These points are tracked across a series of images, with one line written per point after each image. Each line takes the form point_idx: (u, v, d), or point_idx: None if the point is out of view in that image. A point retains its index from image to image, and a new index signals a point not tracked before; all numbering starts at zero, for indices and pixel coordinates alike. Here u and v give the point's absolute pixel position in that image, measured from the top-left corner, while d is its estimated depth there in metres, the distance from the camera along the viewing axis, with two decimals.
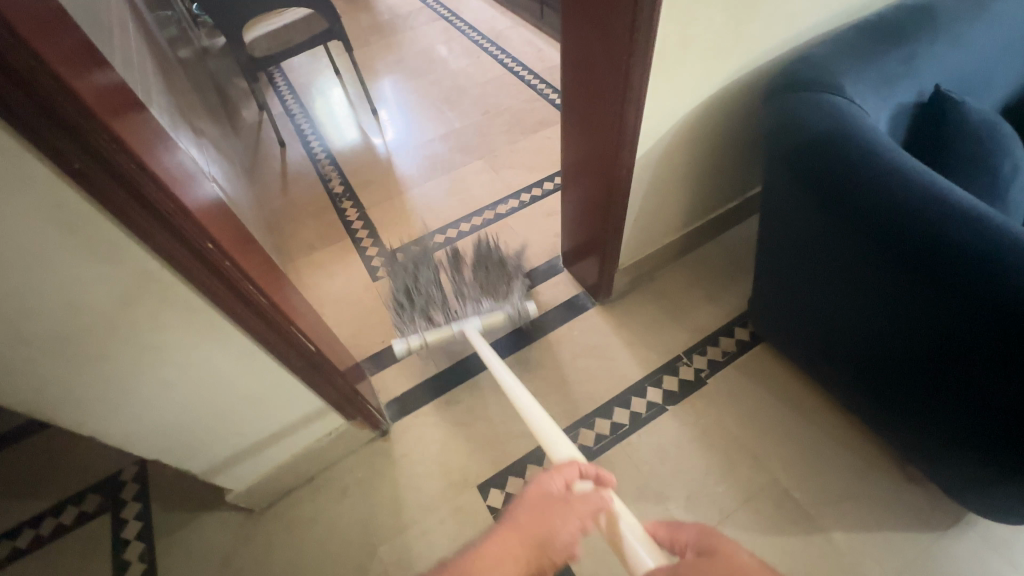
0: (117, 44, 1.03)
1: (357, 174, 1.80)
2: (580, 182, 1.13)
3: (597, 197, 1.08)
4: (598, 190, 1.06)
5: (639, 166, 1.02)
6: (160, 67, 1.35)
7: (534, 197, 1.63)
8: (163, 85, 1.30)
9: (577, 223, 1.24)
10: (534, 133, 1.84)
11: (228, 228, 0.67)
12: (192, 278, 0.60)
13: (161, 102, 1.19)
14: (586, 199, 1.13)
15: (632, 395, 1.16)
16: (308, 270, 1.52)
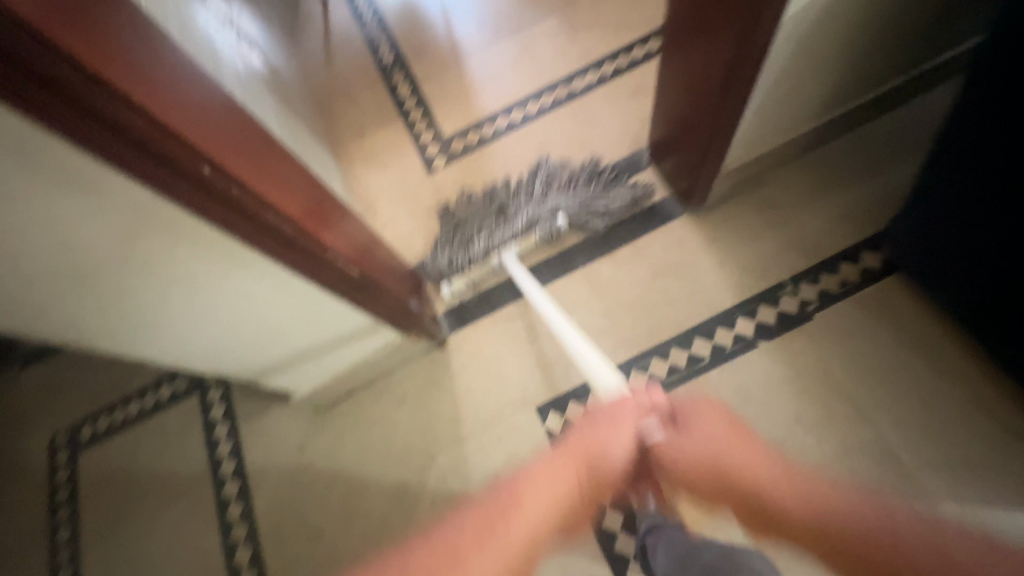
0: None
1: (408, 37, 1.54)
2: (689, 52, 0.84)
3: (711, 75, 0.81)
4: (715, 64, 0.79)
5: (781, 33, 0.72)
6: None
7: (619, 68, 1.31)
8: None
9: (675, 108, 0.97)
10: None
11: (244, 134, 0.53)
12: (202, 214, 0.49)
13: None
14: (693, 76, 0.86)
15: (717, 325, 1.01)
16: (358, 157, 1.38)
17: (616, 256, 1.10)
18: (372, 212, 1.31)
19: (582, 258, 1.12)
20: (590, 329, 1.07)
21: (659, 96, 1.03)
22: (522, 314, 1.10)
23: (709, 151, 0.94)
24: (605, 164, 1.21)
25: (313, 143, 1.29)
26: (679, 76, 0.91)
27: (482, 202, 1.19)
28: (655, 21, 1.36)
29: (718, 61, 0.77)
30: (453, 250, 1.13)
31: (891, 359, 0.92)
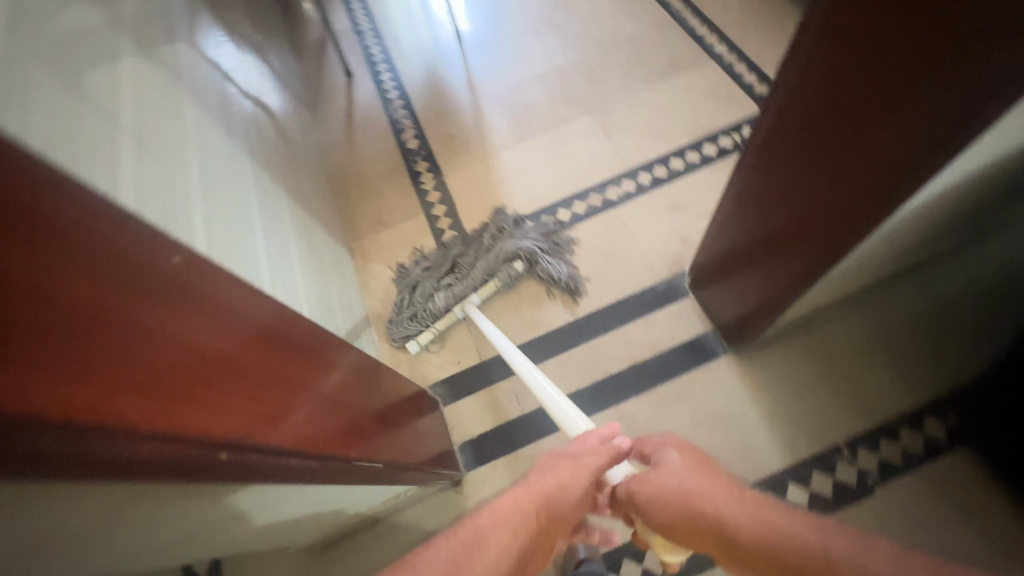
0: None
1: (434, 122, 1.49)
2: (766, 201, 0.76)
3: (806, 226, 0.71)
4: (815, 218, 0.69)
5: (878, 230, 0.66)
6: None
7: (656, 179, 1.26)
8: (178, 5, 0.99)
9: (739, 242, 0.88)
10: (663, 80, 1.40)
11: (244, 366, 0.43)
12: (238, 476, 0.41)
13: (167, 31, 0.88)
14: (773, 222, 0.76)
15: (767, 491, 0.91)
16: (376, 252, 1.30)
17: (654, 396, 1.02)
18: (387, 315, 1.22)
19: (616, 393, 1.04)
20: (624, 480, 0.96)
21: (713, 222, 0.94)
22: (549, 455, 1.01)
23: (782, 294, 0.84)
24: (642, 285, 1.14)
25: (329, 239, 1.20)
26: (747, 214, 0.81)
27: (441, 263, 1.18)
28: (694, 131, 1.31)
29: (818, 216, 0.68)
30: (416, 316, 1.12)
31: (964, 554, 0.82)
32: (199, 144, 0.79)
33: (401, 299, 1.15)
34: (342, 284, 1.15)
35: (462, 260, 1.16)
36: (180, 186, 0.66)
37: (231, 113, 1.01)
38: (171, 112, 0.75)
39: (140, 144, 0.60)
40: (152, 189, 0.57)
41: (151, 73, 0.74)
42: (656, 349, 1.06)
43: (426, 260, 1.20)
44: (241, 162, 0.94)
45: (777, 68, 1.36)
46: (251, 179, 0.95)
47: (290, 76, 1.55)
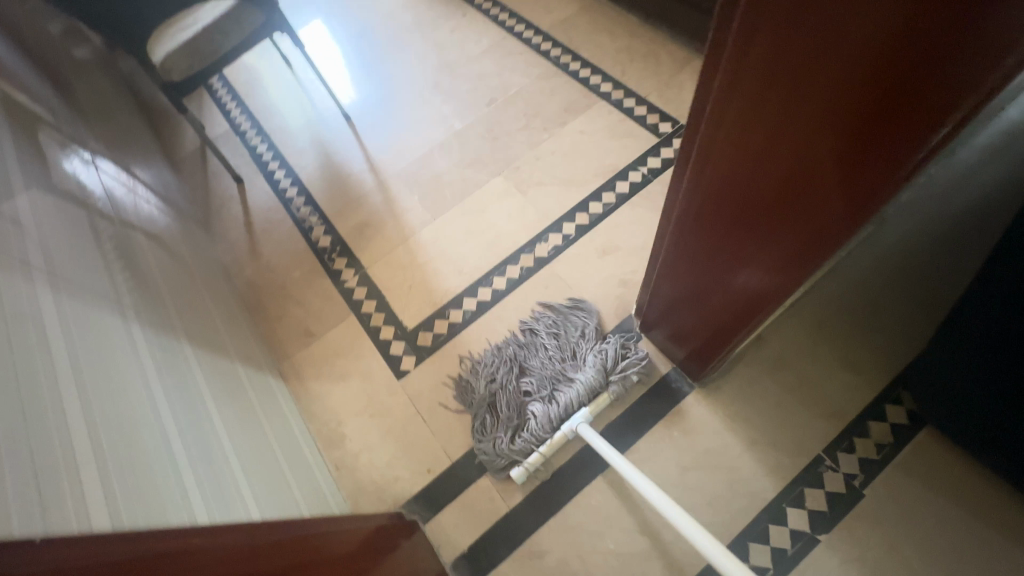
0: None
1: (343, 211, 1.41)
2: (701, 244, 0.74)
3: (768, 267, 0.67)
4: (776, 257, 0.64)
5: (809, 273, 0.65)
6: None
7: (581, 227, 1.26)
8: (7, 155, 0.85)
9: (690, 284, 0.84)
10: (562, 126, 1.42)
11: None
12: None
13: None
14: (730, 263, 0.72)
15: (769, 523, 0.90)
16: (312, 370, 1.19)
17: (638, 453, 0.99)
18: (340, 439, 1.10)
19: (598, 461, 1.00)
20: (631, 554, 0.92)
21: (654, 259, 0.89)
22: (548, 548, 0.94)
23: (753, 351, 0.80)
24: None
25: (254, 372, 1.08)
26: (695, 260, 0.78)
27: (510, 365, 1.09)
28: (603, 172, 1.33)
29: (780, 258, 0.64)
30: (505, 436, 1.01)
31: (957, 531, 0.85)
32: (63, 317, 0.66)
33: (491, 421, 1.03)
34: (279, 419, 1.03)
35: (556, 376, 1.05)
36: (48, 390, 0.55)
37: (106, 265, 0.89)
38: (20, 292, 0.62)
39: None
40: (6, 426, 0.47)
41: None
42: (627, 404, 1.04)
43: (532, 356, 1.09)
44: (126, 316, 0.81)
45: (662, 96, 1.43)
46: (142, 332, 0.82)
47: (170, 193, 1.41)
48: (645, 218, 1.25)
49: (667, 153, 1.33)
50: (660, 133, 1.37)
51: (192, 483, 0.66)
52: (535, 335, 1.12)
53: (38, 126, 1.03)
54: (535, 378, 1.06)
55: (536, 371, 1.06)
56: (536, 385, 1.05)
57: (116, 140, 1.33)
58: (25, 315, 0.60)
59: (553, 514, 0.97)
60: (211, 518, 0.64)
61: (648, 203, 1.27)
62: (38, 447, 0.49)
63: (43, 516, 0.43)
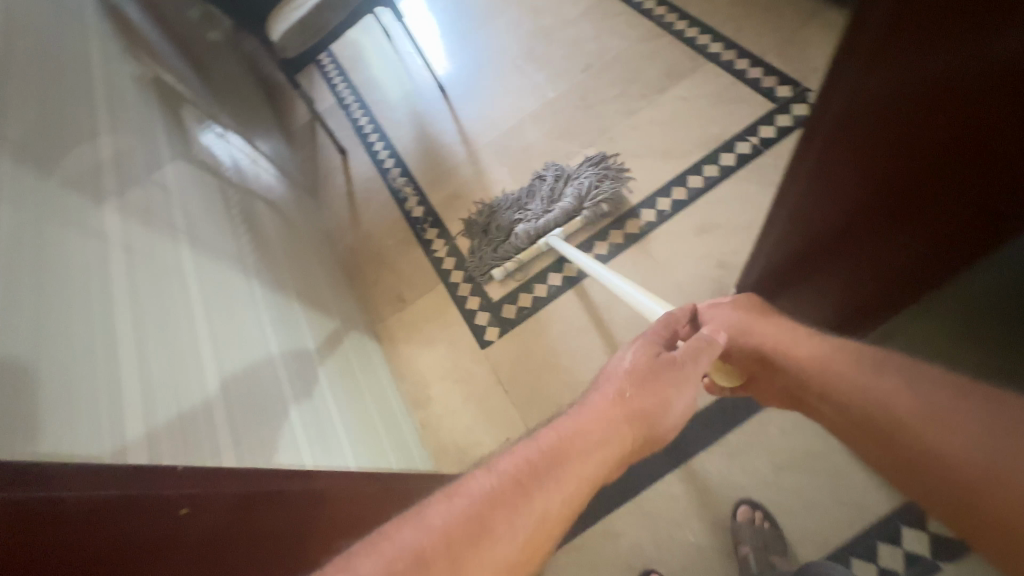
0: (89, 141, 0.74)
1: (435, 182, 1.45)
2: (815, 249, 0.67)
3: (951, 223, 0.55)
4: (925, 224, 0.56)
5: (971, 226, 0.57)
6: (143, 98, 1.01)
7: (677, 202, 1.18)
8: (157, 130, 0.97)
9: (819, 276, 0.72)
10: (663, 92, 1.32)
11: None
12: None
13: (148, 160, 0.86)
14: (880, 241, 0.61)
15: (879, 541, 0.81)
16: (402, 334, 1.26)
17: (726, 446, 0.93)
18: (425, 401, 1.16)
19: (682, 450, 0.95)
20: (712, 549, 0.88)
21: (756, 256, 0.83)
22: (624, 530, 0.93)
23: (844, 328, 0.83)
24: None
25: (352, 333, 1.17)
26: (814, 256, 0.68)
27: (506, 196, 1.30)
28: (706, 142, 1.22)
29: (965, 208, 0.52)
30: (488, 248, 1.24)
31: None
32: (199, 275, 0.75)
33: (482, 234, 1.27)
34: (373, 377, 1.11)
35: (542, 204, 1.24)
36: (187, 339, 0.63)
37: (233, 227, 1.00)
38: (166, 252, 0.71)
39: (136, 316, 0.57)
40: (156, 372, 0.55)
41: (136, 217, 0.70)
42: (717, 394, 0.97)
43: (529, 190, 1.29)
44: (248, 275, 0.90)
45: (782, 55, 1.26)
46: (260, 289, 0.91)
47: (285, 164, 1.55)
48: (751, 194, 1.13)
49: (783, 120, 1.19)
50: (777, 98, 1.22)
51: (298, 428, 0.74)
52: (537, 175, 1.31)
53: (181, 104, 1.16)
54: (525, 204, 1.26)
55: (524, 200, 1.26)
56: (525, 208, 1.26)
57: (243, 116, 1.47)
58: (170, 272, 0.69)
59: (630, 497, 0.95)
60: (314, 461, 0.71)
61: (757, 177, 1.14)
62: (180, 390, 0.57)
63: (183, 456, 0.52)
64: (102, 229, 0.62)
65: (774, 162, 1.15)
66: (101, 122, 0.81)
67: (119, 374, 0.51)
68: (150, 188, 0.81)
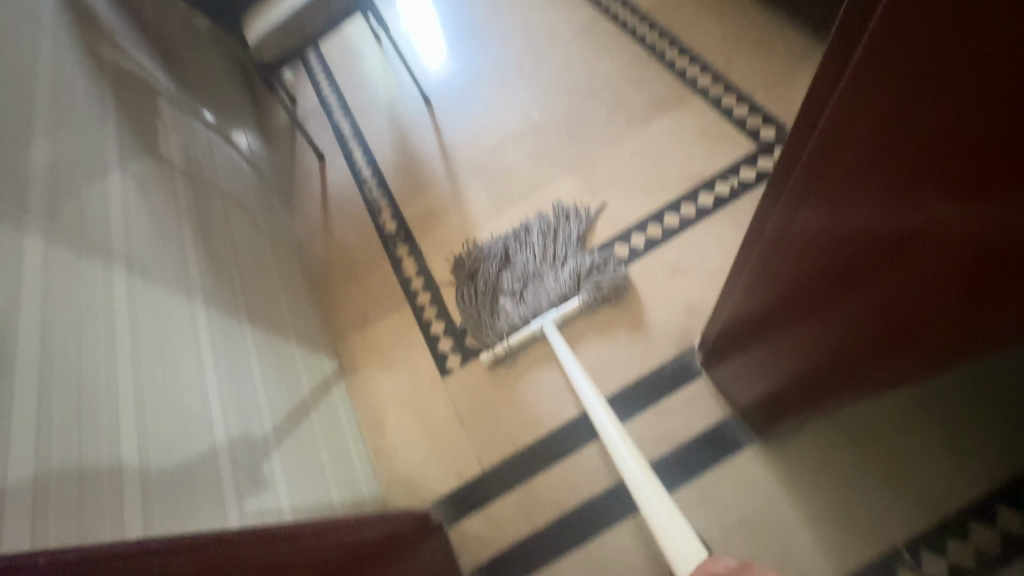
0: (22, 150, 0.70)
1: (411, 197, 1.41)
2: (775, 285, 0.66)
3: (846, 353, 0.62)
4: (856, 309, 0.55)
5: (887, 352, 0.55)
6: (98, 96, 0.96)
7: (651, 241, 1.15)
8: (110, 133, 0.92)
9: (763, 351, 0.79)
10: (647, 123, 1.30)
11: None
12: None
13: (92, 167, 0.83)
14: (800, 334, 0.67)
15: None
16: (364, 354, 1.23)
17: (676, 500, 0.91)
18: (381, 427, 1.13)
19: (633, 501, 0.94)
20: None
21: (726, 295, 0.82)
22: None
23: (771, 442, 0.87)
24: (650, 368, 1.03)
25: (310, 353, 1.14)
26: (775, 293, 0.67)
27: (499, 258, 1.21)
28: (686, 180, 1.20)
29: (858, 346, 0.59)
30: (474, 308, 1.16)
31: None
32: (132, 304, 0.72)
33: (471, 302, 1.18)
34: (325, 401, 1.08)
35: (531, 262, 1.18)
36: (105, 381, 0.62)
37: (186, 240, 0.96)
38: (96, 281, 0.69)
39: (43, 361, 0.56)
40: (58, 429, 0.54)
41: (66, 241, 0.67)
42: (673, 445, 0.96)
43: (516, 241, 1.23)
44: (193, 297, 0.87)
45: (769, 95, 1.24)
46: (205, 312, 0.88)
47: (259, 166, 1.51)
48: (726, 238, 1.11)
49: (764, 163, 1.16)
50: (761, 139, 1.19)
51: (225, 464, 0.74)
52: (524, 225, 1.25)
53: (146, 103, 1.11)
54: (520, 272, 1.18)
55: (518, 269, 1.18)
56: (520, 277, 1.17)
57: (217, 114, 1.43)
58: (97, 304, 0.67)
59: (576, 545, 0.93)
60: (241, 521, 0.71)
61: (733, 221, 1.12)
62: (87, 449, 0.56)
63: (77, 510, 0.51)
64: (19, 257, 0.59)
65: (752, 207, 1.13)
66: (42, 127, 0.76)
67: (13, 438, 0.49)
68: (91, 201, 0.77)
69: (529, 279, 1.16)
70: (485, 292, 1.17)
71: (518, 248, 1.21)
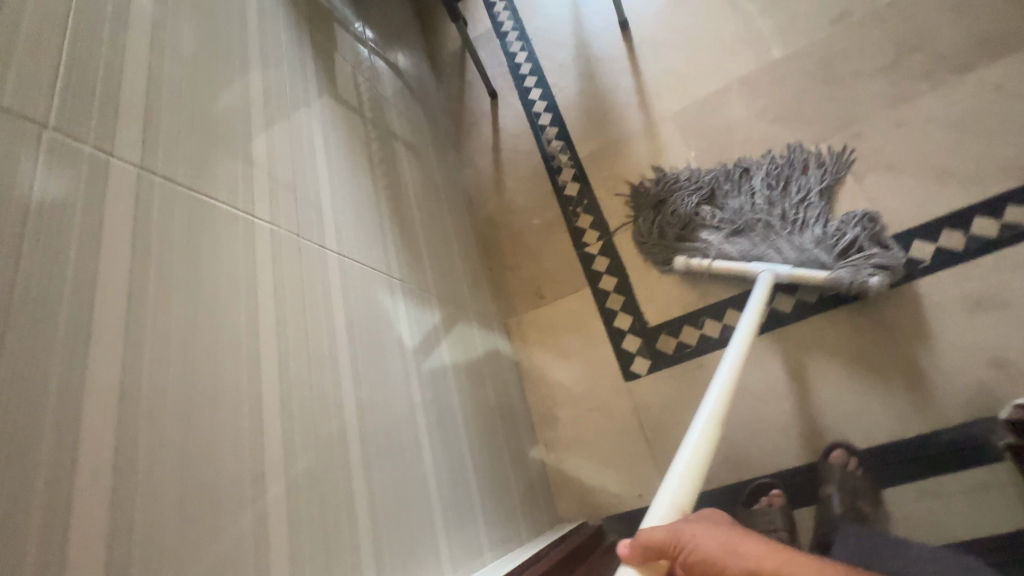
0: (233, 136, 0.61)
1: (597, 154, 1.20)
2: None
3: None
4: None
5: None
6: (294, 38, 0.84)
7: (947, 255, 0.84)
8: (306, 85, 0.82)
9: None
10: (965, 73, 0.90)
11: None
12: None
13: (297, 135, 0.74)
14: None
15: None
16: (536, 336, 1.13)
17: None
18: (552, 421, 1.06)
19: None
20: None
21: None
22: None
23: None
24: (915, 431, 0.80)
25: (485, 333, 1.07)
26: None
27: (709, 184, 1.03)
28: (1019, 169, 0.83)
29: None
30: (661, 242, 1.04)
31: None
32: (346, 314, 0.68)
33: (666, 222, 1.04)
34: (502, 389, 1.02)
35: (750, 207, 0.98)
36: (334, 436, 0.60)
37: (376, 209, 0.87)
38: (316, 295, 0.64)
39: (284, 414, 0.54)
40: (307, 499, 0.54)
41: (288, 252, 0.63)
42: (938, 537, 0.76)
43: (730, 180, 1.02)
44: (392, 287, 0.81)
45: None
46: (401, 301, 0.81)
47: (430, 105, 1.37)
48: None
49: None
50: None
51: (433, 485, 0.73)
52: (744, 166, 1.01)
53: (332, 39, 1.00)
54: (743, 208, 0.98)
55: (735, 206, 0.99)
56: (739, 214, 0.98)
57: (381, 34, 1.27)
58: (319, 324, 0.63)
59: None
60: (449, 537, 0.72)
61: None
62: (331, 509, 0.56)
63: (325, 569, 0.53)
64: (254, 299, 0.55)
65: None
66: (252, 90, 0.68)
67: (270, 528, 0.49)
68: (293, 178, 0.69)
69: (748, 224, 0.97)
70: (686, 214, 1.03)
71: (742, 182, 1.01)
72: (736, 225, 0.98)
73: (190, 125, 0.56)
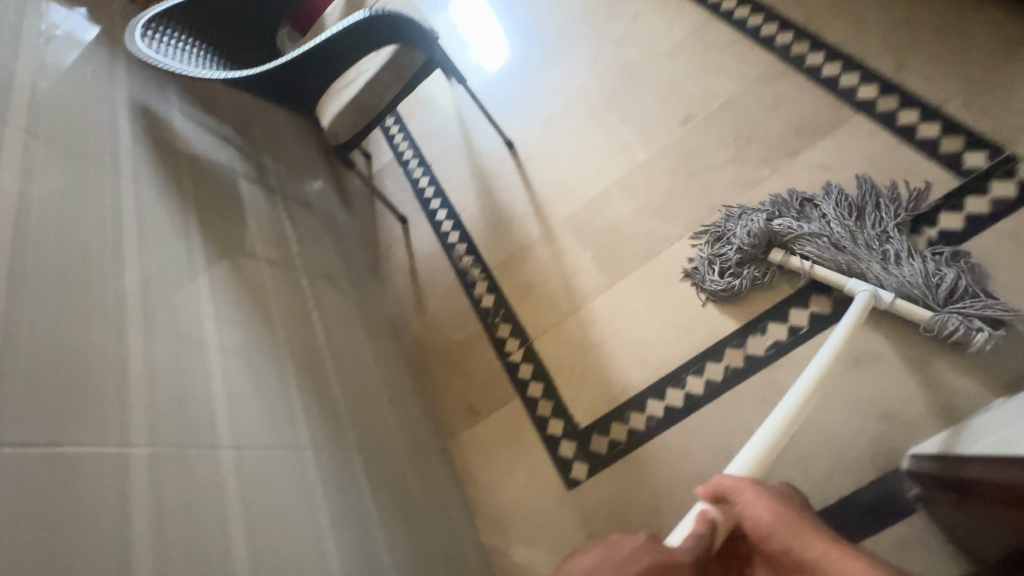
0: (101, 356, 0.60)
1: (506, 263, 1.27)
2: None
3: None
4: None
5: None
6: (182, 223, 0.87)
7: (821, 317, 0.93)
8: (197, 267, 0.83)
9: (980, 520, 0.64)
10: (796, 156, 1.04)
11: None
12: None
13: (185, 326, 0.74)
14: None
15: None
16: (475, 455, 1.12)
17: None
18: (503, 546, 1.03)
19: None
20: None
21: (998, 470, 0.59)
22: None
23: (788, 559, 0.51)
24: (835, 494, 0.83)
25: (421, 466, 1.04)
26: None
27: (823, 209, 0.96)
28: None
29: None
30: (728, 276, 0.98)
31: None
32: (246, 513, 0.66)
33: (731, 234, 1.00)
34: (444, 524, 0.99)
35: (849, 227, 0.92)
36: None
37: (285, 371, 0.87)
38: (207, 501, 0.62)
39: None
40: None
41: (171, 465, 0.61)
42: None
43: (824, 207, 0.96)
44: (304, 456, 0.79)
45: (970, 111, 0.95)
46: (316, 468, 0.80)
47: (343, 238, 1.41)
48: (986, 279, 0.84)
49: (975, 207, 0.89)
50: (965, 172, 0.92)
51: None
52: (805, 197, 0.99)
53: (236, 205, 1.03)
54: (852, 227, 0.92)
55: (858, 225, 0.92)
56: (853, 231, 0.92)
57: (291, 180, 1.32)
58: (211, 535, 0.61)
59: None
60: None
61: None
62: None
63: None
64: (126, 538, 0.53)
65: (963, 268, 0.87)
66: (129, 298, 0.69)
67: None
68: (179, 378, 0.68)
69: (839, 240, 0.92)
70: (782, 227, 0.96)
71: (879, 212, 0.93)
72: (827, 239, 0.93)
73: (51, 369, 0.56)
